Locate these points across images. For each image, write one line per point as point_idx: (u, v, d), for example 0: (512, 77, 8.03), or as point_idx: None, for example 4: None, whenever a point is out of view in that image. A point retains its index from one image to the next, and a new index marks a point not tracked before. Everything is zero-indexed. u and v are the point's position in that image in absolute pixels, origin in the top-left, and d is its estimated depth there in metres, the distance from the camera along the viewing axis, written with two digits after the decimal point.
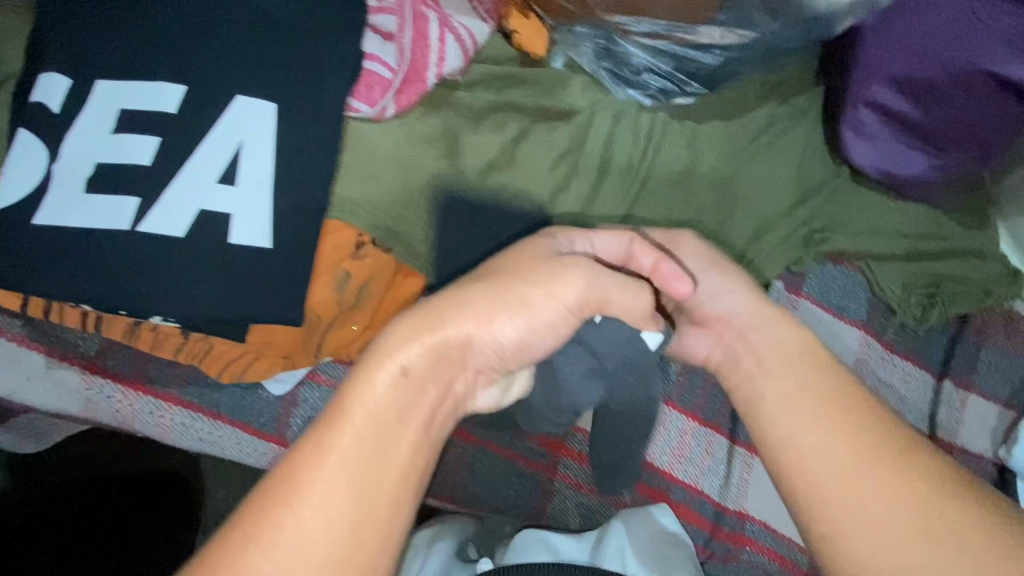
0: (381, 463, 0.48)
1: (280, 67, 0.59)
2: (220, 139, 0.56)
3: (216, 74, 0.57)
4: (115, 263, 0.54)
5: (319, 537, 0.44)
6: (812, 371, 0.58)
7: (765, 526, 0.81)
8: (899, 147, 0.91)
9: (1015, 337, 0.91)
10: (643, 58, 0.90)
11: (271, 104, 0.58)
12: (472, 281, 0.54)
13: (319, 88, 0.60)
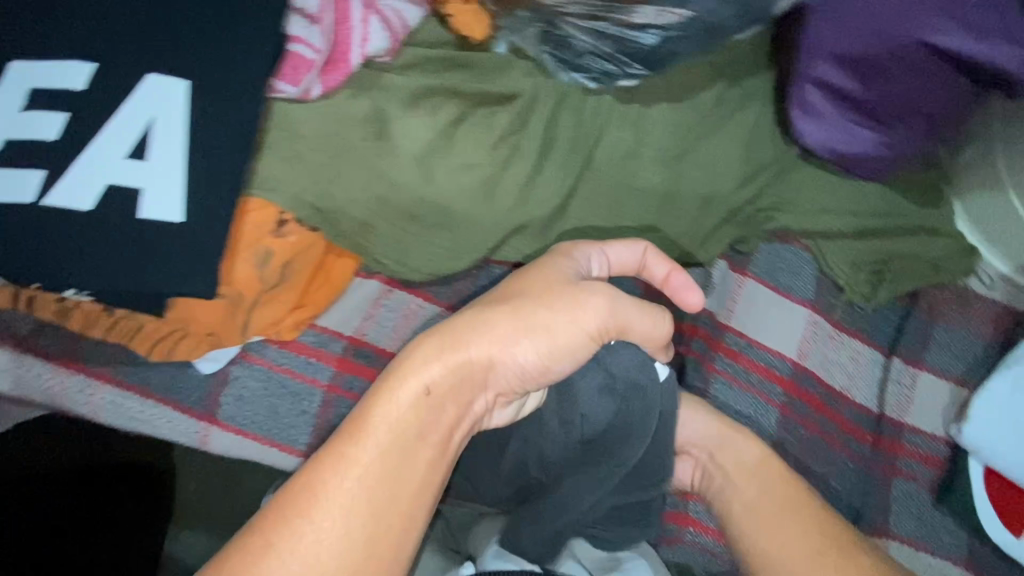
0: (400, 472, 0.54)
1: (189, 47, 0.60)
2: (130, 115, 0.58)
3: (128, 53, 0.59)
4: (29, 233, 0.56)
5: (337, 537, 0.52)
6: (787, 490, 0.74)
7: (710, 508, 0.86)
8: (847, 124, 0.90)
9: (967, 315, 0.90)
10: (586, 41, 0.88)
11: (182, 81, 0.59)
12: (495, 309, 0.60)
13: (234, 67, 0.61)
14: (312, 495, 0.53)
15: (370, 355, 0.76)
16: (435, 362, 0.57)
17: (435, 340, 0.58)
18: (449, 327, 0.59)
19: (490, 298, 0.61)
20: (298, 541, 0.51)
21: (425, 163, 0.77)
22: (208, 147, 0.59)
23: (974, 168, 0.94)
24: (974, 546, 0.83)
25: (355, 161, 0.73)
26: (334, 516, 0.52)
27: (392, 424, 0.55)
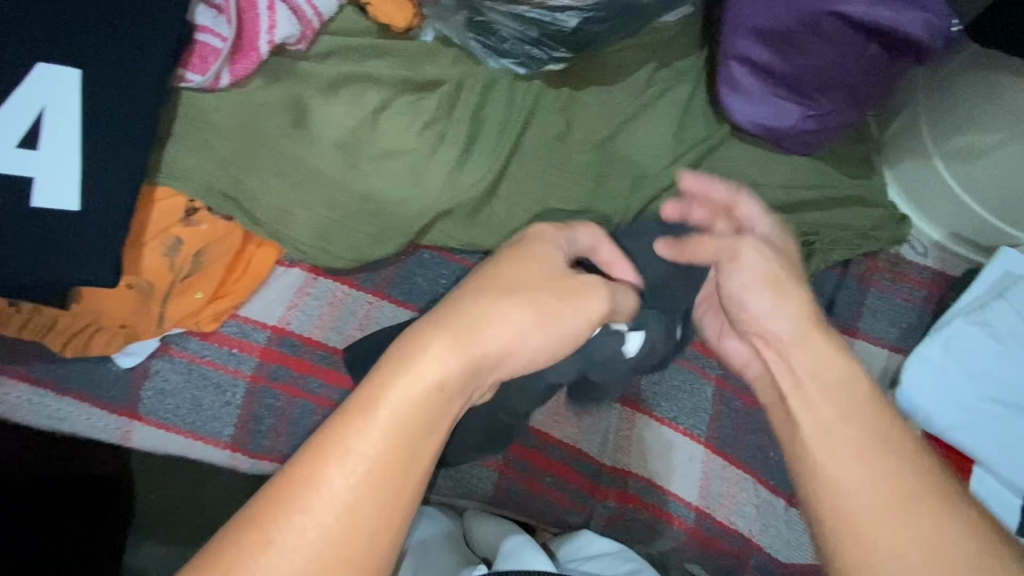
0: (396, 490, 0.40)
1: (80, 36, 0.60)
2: (22, 106, 0.58)
3: (16, 43, 0.58)
4: None
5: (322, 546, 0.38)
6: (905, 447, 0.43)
7: (651, 483, 0.82)
8: (773, 99, 0.91)
9: (898, 282, 0.91)
10: (509, 26, 0.88)
11: (75, 71, 0.59)
12: (499, 286, 0.46)
13: (131, 55, 0.61)
14: (301, 487, 0.39)
15: (295, 344, 0.76)
16: (440, 350, 0.42)
17: (435, 322, 0.44)
18: (449, 304, 0.45)
19: (498, 269, 0.48)
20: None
21: (346, 150, 0.78)
22: (105, 138, 0.60)
23: (900, 138, 0.95)
24: None
25: (272, 150, 0.74)
26: (309, 551, 0.38)
27: (391, 429, 0.40)
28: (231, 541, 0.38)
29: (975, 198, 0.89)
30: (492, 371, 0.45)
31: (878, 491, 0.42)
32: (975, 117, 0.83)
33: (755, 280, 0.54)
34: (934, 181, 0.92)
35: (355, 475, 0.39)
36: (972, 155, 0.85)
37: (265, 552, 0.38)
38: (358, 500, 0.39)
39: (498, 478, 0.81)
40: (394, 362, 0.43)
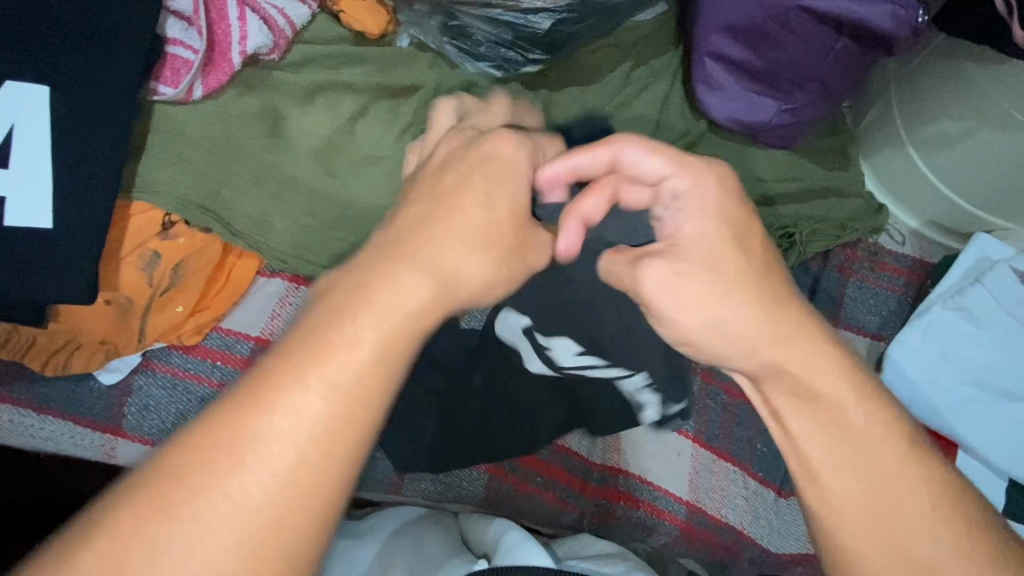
0: (378, 395, 0.41)
1: (48, 53, 0.60)
2: None
3: None
4: None
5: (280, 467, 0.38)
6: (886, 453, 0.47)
7: (641, 480, 0.82)
8: (748, 93, 0.92)
9: (878, 271, 0.92)
10: (483, 29, 0.89)
11: (43, 87, 0.59)
12: (477, 208, 0.47)
13: (100, 71, 0.61)
14: (259, 407, 0.39)
15: None
16: (418, 266, 0.44)
17: (411, 236, 0.46)
18: (423, 221, 0.46)
19: (482, 186, 0.47)
20: (244, 476, 0.38)
21: (324, 159, 0.78)
22: (76, 154, 0.59)
23: (875, 128, 0.96)
24: None
25: (249, 161, 0.74)
26: (291, 450, 0.38)
27: (372, 335, 0.41)
28: (204, 441, 0.38)
29: (950, 186, 0.90)
30: (469, 292, 0.46)
31: (844, 466, 0.47)
32: (945, 106, 0.84)
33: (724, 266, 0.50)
34: (910, 170, 0.93)
35: (337, 377, 0.40)
36: (945, 144, 0.86)
37: (248, 450, 0.38)
38: (340, 401, 0.40)
39: (489, 480, 0.80)
40: (376, 274, 0.44)
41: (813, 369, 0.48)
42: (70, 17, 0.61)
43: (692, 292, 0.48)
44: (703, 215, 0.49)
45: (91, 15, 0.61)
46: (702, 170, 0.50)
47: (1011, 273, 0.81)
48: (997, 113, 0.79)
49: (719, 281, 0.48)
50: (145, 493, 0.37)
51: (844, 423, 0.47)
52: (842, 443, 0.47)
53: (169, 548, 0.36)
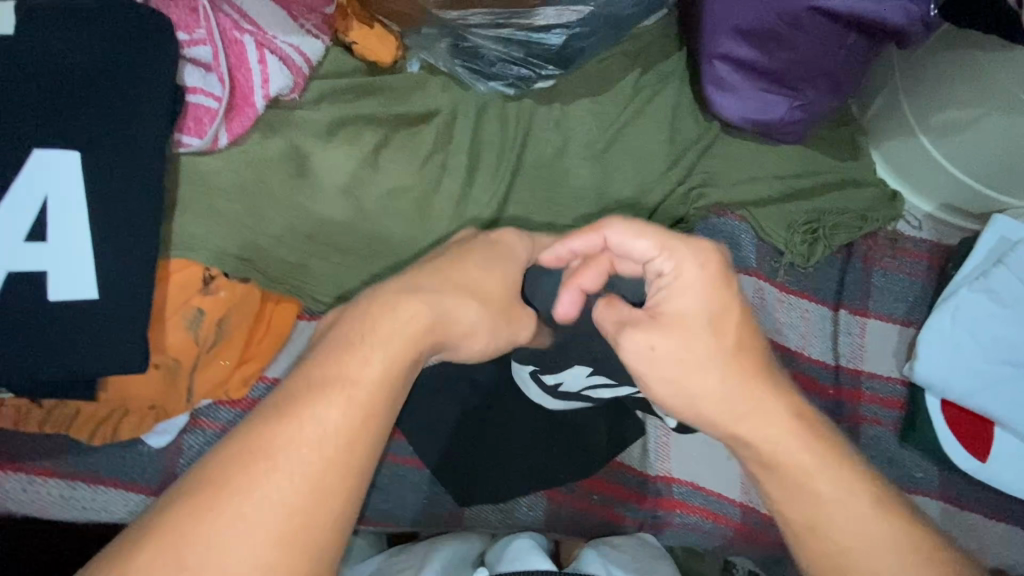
0: (383, 401, 0.51)
1: (77, 116, 0.58)
2: (27, 197, 0.55)
3: (11, 131, 0.56)
4: None
5: (307, 464, 0.46)
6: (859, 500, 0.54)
7: (693, 486, 0.83)
8: (761, 93, 0.92)
9: (900, 258, 0.94)
10: (495, 49, 0.88)
11: (75, 152, 0.57)
12: (473, 270, 0.62)
13: (131, 130, 0.59)
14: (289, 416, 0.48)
15: None
16: (422, 300, 0.57)
17: (408, 283, 0.58)
18: (407, 280, 0.59)
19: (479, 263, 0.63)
20: (281, 472, 0.46)
21: (352, 194, 0.77)
22: (112, 220, 0.58)
23: (882, 117, 0.98)
24: (944, 478, 0.86)
25: (277, 205, 0.72)
26: (318, 449, 0.47)
27: (380, 358, 0.52)
28: (248, 442, 0.46)
29: (962, 169, 0.92)
30: (459, 327, 0.59)
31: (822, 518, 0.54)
32: (956, 93, 0.86)
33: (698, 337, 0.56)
34: (921, 157, 0.95)
35: (354, 391, 0.49)
36: (957, 129, 0.88)
37: (283, 451, 0.46)
38: (355, 409, 0.49)
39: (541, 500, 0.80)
40: (385, 304, 0.56)
41: (767, 431, 0.56)
42: (97, 77, 0.59)
43: (670, 364, 0.57)
44: (685, 297, 0.57)
45: (117, 74, 0.59)
46: (686, 254, 0.57)
47: None
48: (1008, 99, 0.80)
49: (688, 348, 0.56)
50: (194, 498, 0.44)
51: (798, 474, 0.55)
52: (806, 503, 0.55)
53: (214, 536, 0.43)
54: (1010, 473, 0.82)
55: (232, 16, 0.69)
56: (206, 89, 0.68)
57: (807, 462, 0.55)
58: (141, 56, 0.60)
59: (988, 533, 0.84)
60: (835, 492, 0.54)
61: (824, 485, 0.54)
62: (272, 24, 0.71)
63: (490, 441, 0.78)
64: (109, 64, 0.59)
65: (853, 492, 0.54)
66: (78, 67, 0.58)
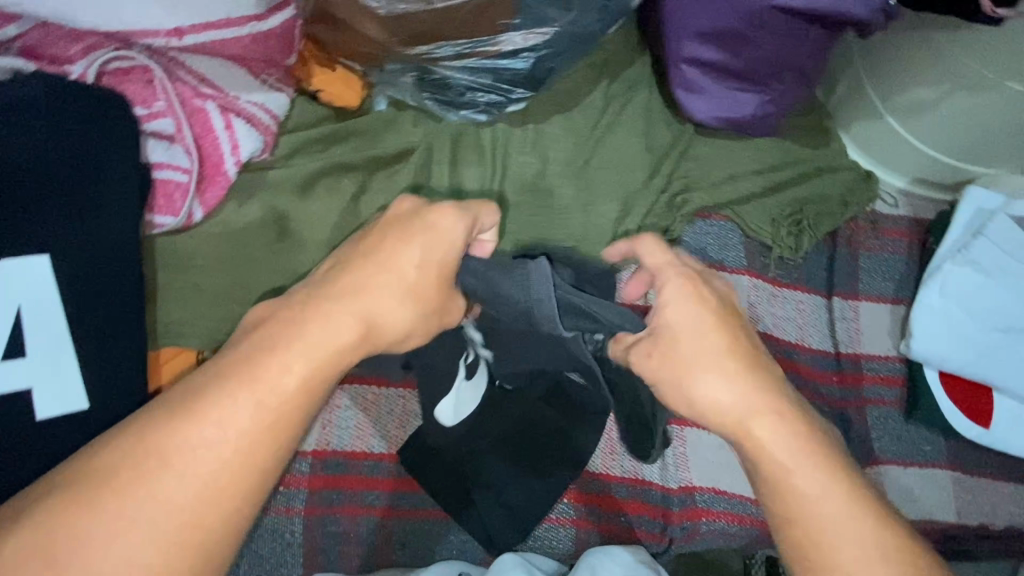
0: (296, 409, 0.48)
1: (44, 217, 0.55)
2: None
3: None
4: None
5: (202, 466, 0.45)
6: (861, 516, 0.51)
7: (716, 492, 0.83)
8: (729, 92, 0.93)
9: (882, 238, 0.96)
10: (462, 79, 0.87)
11: (44, 256, 0.54)
12: (413, 267, 0.53)
13: (102, 225, 0.57)
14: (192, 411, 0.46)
15: (340, 463, 0.72)
16: (360, 300, 0.52)
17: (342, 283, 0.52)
18: (348, 276, 0.53)
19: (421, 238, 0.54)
20: (176, 469, 0.44)
21: (338, 248, 0.74)
22: (98, 321, 0.56)
23: (847, 101, 1.01)
24: (950, 447, 0.89)
25: (264, 271, 0.70)
26: (214, 448, 0.45)
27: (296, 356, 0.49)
28: (138, 438, 0.45)
29: (930, 145, 0.94)
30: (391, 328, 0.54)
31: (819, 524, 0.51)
32: (917, 74, 0.88)
33: (706, 327, 0.57)
34: (890, 136, 0.97)
35: (264, 394, 0.47)
36: (921, 108, 0.90)
37: (177, 452, 0.45)
38: (260, 413, 0.47)
39: (566, 531, 0.79)
40: (317, 297, 0.51)
41: (749, 423, 0.55)
42: (60, 174, 0.57)
43: (664, 368, 0.57)
44: (675, 303, 0.58)
45: (82, 168, 0.58)
46: (671, 273, 0.59)
47: (1010, 220, 0.86)
48: (968, 75, 0.82)
49: (695, 336, 0.57)
50: (81, 493, 0.43)
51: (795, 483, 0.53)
52: (785, 495, 0.53)
53: (93, 532, 0.42)
54: (1012, 436, 0.85)
55: (192, 82, 0.66)
56: (173, 163, 0.65)
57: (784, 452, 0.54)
58: (104, 146, 0.59)
59: (997, 494, 0.87)
60: (813, 489, 0.52)
61: (803, 479, 0.53)
62: (232, 84, 0.67)
63: (484, 461, 0.74)
64: (71, 159, 0.57)
65: (834, 492, 0.52)
66: (38, 165, 0.56)
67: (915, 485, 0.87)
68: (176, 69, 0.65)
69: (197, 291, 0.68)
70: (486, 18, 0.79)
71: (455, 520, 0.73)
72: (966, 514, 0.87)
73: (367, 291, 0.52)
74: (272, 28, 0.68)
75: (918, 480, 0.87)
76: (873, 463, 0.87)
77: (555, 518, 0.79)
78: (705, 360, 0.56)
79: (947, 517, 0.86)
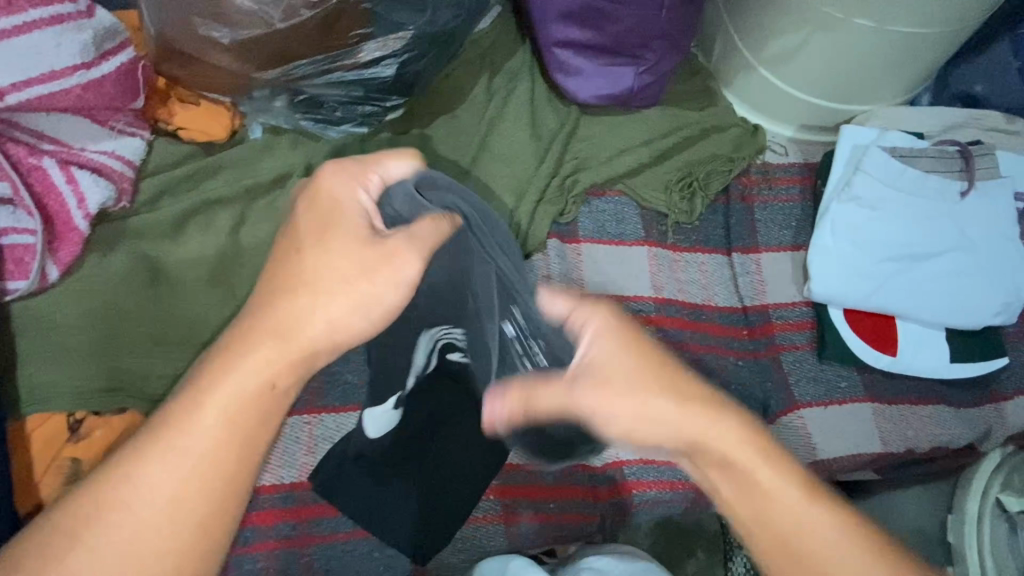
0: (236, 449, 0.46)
1: None
2: None
3: None
4: None
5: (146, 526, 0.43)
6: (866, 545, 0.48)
7: (644, 463, 0.84)
8: (602, 69, 0.94)
9: (775, 187, 0.98)
10: (331, 95, 0.87)
11: None
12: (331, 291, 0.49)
13: None
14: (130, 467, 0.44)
15: (250, 499, 0.72)
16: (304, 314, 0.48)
17: (268, 316, 0.48)
18: (302, 285, 0.48)
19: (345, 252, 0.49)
20: (98, 543, 0.43)
21: (220, 283, 0.74)
22: None
23: (724, 60, 1.02)
24: (866, 380, 0.91)
25: (138, 319, 0.70)
26: (147, 510, 0.43)
27: (218, 407, 0.45)
28: (67, 520, 0.43)
29: (805, 91, 0.96)
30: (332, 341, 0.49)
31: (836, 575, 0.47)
32: (778, 23, 0.89)
33: (637, 390, 0.50)
34: (768, 88, 0.99)
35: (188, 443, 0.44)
36: (788, 57, 0.92)
37: (109, 516, 0.43)
38: (196, 465, 0.45)
39: (496, 528, 0.79)
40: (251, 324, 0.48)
41: (722, 475, 0.50)
42: None
43: (616, 410, 0.50)
44: (606, 362, 0.50)
45: None
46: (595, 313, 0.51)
47: (884, 153, 0.88)
48: (819, 18, 0.84)
49: (636, 405, 0.50)
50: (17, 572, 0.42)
51: (792, 533, 0.48)
52: (787, 547, 0.48)
53: None
54: (916, 358, 0.88)
55: (29, 141, 0.68)
56: (18, 225, 0.66)
57: (763, 467, 0.49)
58: None
59: (918, 418, 0.89)
60: (794, 505, 0.48)
61: (803, 525, 0.48)
62: (77, 137, 0.69)
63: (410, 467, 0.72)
64: None
65: (841, 537, 0.48)
66: None
67: (835, 423, 0.88)
68: (10, 131, 0.67)
69: (65, 350, 0.67)
70: (338, 28, 0.78)
71: (381, 538, 0.73)
72: (892, 442, 0.88)
73: (305, 306, 0.48)
74: (104, 74, 0.68)
75: (838, 417, 0.89)
76: (795, 408, 0.88)
77: (482, 518, 0.79)
78: (644, 395, 0.50)
79: (872, 449, 0.88)
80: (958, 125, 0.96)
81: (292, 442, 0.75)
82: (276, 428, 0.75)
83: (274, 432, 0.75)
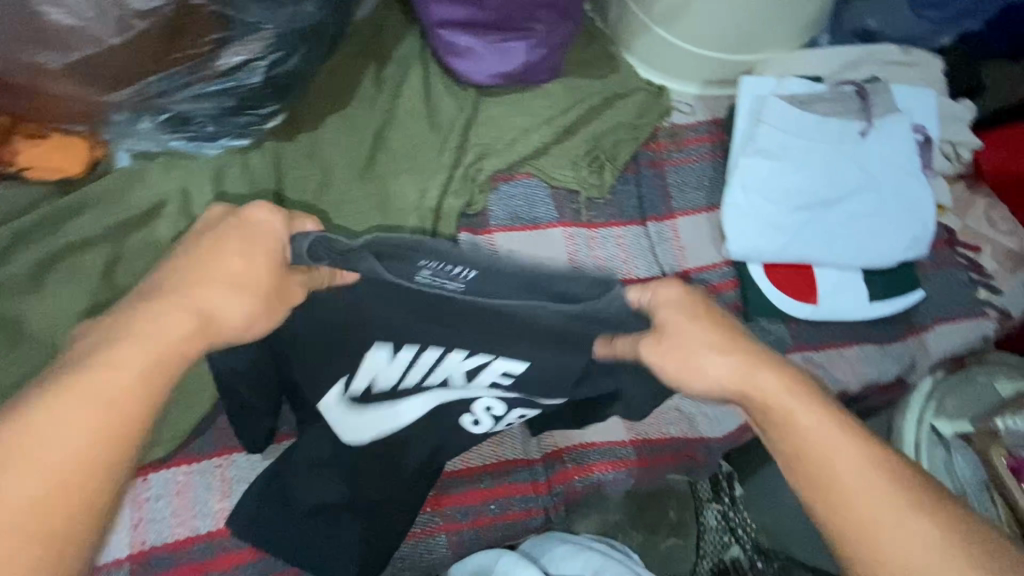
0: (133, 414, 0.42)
1: None
2: None
3: None
4: None
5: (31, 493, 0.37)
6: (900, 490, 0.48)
7: (583, 446, 0.83)
8: (493, 46, 0.88)
9: (683, 149, 0.97)
10: (198, 109, 0.79)
11: None
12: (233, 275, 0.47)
13: None
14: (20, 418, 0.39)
15: (164, 557, 0.68)
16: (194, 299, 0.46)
17: (181, 288, 0.46)
18: (215, 253, 0.48)
19: (238, 249, 0.48)
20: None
21: None
22: None
23: (621, 22, 0.98)
24: (795, 331, 0.90)
25: None
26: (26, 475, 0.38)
27: (119, 368, 0.42)
28: None
29: (704, 45, 0.93)
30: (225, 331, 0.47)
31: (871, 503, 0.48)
32: None
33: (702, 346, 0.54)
34: (667, 47, 0.95)
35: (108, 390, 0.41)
36: (679, 13, 0.89)
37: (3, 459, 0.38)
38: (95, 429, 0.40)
39: (436, 538, 0.77)
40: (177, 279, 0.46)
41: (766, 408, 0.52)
42: None
43: (667, 355, 0.55)
44: (666, 322, 0.56)
45: None
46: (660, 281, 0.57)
47: (782, 101, 0.87)
48: None
49: (698, 350, 0.54)
50: None
51: (824, 458, 0.50)
52: (813, 474, 0.50)
53: None
54: (834, 303, 0.88)
55: None
56: None
57: (789, 399, 0.52)
58: None
59: (847, 361, 0.90)
60: (815, 426, 0.51)
61: (841, 460, 0.49)
62: None
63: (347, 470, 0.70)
64: None
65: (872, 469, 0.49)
66: None
67: None
68: None
69: None
70: (188, 33, 0.72)
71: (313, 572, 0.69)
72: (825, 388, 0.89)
73: (192, 296, 0.46)
74: None
75: None
76: None
77: (423, 531, 0.77)
78: (710, 348, 0.54)
79: None
80: (853, 64, 0.95)
81: (202, 488, 0.71)
82: (185, 477, 0.71)
83: (182, 481, 0.70)
